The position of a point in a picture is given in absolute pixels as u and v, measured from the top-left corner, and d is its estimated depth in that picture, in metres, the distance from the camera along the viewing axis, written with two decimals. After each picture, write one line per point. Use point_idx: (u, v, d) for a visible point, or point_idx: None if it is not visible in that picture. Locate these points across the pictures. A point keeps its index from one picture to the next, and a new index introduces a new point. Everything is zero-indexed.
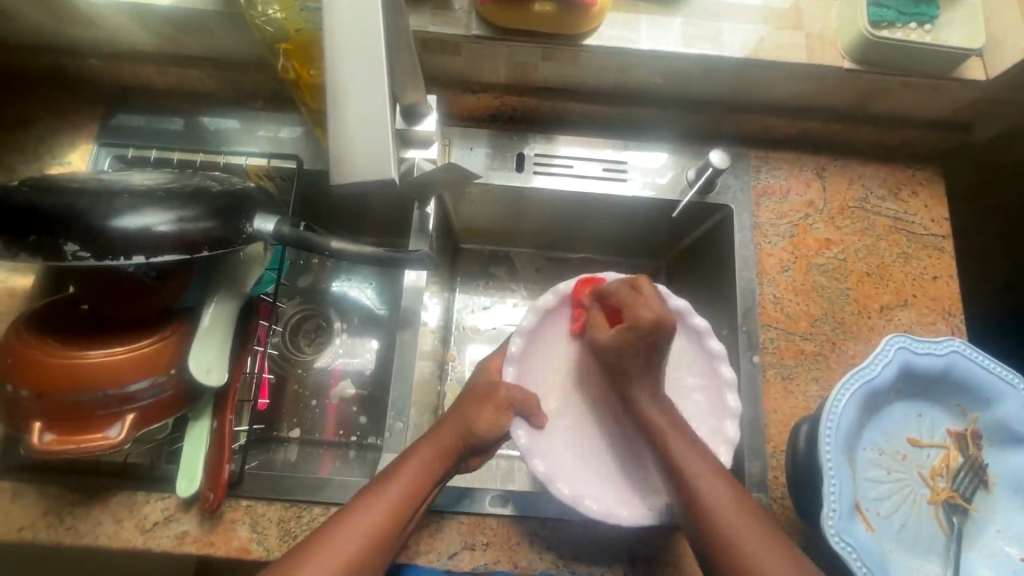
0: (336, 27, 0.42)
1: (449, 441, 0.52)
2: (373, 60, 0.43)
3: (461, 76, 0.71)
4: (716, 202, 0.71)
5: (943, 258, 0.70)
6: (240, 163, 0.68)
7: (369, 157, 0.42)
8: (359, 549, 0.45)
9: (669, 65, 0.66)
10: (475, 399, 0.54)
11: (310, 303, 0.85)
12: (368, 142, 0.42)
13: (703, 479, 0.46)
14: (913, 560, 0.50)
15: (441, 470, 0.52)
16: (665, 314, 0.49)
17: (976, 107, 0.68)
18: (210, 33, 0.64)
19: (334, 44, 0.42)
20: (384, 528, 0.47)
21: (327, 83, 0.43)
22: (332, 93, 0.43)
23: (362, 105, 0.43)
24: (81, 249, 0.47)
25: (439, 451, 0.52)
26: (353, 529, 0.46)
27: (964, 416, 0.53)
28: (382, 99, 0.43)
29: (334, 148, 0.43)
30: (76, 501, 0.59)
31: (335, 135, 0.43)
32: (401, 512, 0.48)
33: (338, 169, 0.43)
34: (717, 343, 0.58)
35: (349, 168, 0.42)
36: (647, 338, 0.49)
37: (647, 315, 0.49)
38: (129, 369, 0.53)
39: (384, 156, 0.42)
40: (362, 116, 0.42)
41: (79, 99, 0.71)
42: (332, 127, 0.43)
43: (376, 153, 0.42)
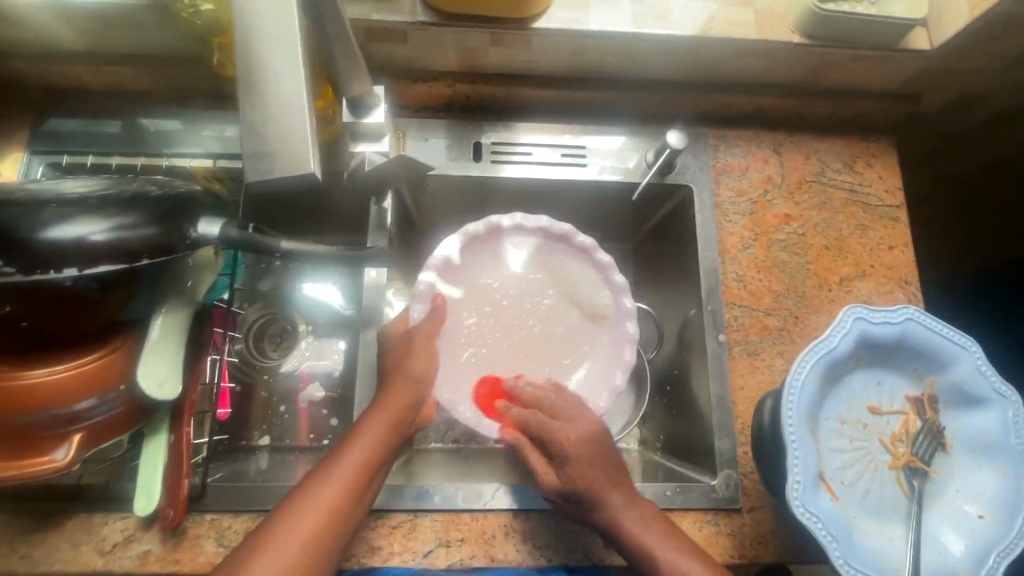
0: (253, 25, 0.41)
1: (401, 405, 0.55)
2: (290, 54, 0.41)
3: (415, 63, 0.68)
4: (676, 183, 0.71)
5: (897, 228, 0.71)
6: (184, 166, 0.66)
7: (290, 149, 0.41)
8: (329, 509, 0.48)
9: (622, 47, 0.65)
10: (399, 356, 0.58)
11: (272, 307, 0.83)
12: (290, 135, 0.41)
13: (631, 511, 0.53)
14: (876, 525, 0.51)
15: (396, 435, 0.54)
16: (599, 426, 0.57)
17: (923, 77, 0.69)
18: (140, 28, 0.61)
19: (251, 42, 0.41)
20: (345, 496, 0.49)
21: (246, 81, 0.41)
22: (251, 91, 0.41)
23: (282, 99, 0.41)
24: (6, 265, 0.45)
25: (394, 415, 0.54)
26: (307, 511, 0.47)
27: (921, 380, 0.55)
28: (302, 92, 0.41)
29: (254, 145, 0.41)
30: (28, 528, 0.56)
31: (254, 132, 0.41)
32: (362, 478, 0.50)
33: (256, 166, 0.41)
34: (582, 238, 0.68)
35: (269, 164, 0.40)
36: (595, 446, 0.55)
37: (587, 428, 0.56)
38: (72, 386, 0.50)
39: (307, 148, 0.41)
40: (282, 112, 0.41)
41: (5, 104, 0.67)
42: (253, 126, 0.41)
43: (297, 146, 0.41)
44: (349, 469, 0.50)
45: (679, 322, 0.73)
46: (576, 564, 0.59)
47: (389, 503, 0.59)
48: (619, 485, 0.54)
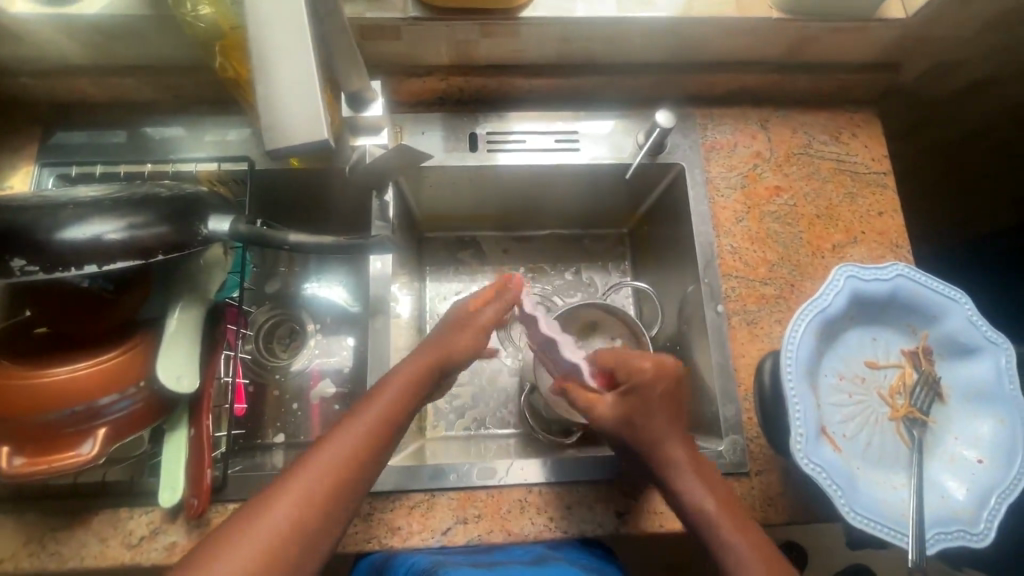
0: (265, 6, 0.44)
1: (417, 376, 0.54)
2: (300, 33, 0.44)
3: (405, 61, 0.70)
4: (667, 162, 0.73)
5: (885, 194, 0.73)
6: (190, 170, 0.68)
7: (302, 122, 0.43)
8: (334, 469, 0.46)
9: (607, 33, 0.67)
10: (455, 328, 0.58)
11: (280, 308, 0.84)
12: (301, 109, 0.43)
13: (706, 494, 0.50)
14: (880, 475, 0.52)
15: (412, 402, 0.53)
16: (661, 361, 0.54)
17: (901, 46, 0.71)
18: (142, 39, 0.63)
19: (264, 21, 0.44)
20: (343, 475, 0.46)
21: (261, 57, 0.44)
22: (266, 66, 0.44)
23: (294, 76, 0.44)
24: (30, 263, 0.47)
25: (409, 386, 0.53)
26: (312, 473, 0.46)
27: (915, 335, 0.56)
28: (313, 70, 0.44)
29: (269, 118, 0.44)
30: (57, 525, 0.58)
31: (268, 106, 0.44)
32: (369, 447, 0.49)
33: (272, 138, 0.44)
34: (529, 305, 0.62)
35: (284, 133, 0.43)
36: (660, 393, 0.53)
37: (647, 366, 0.53)
38: (95, 382, 0.52)
39: (317, 122, 0.43)
40: (292, 82, 0.44)
41: (14, 120, 0.69)
42: (267, 100, 0.44)
43: (307, 119, 0.43)
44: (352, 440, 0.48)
45: (678, 298, 0.74)
46: (590, 534, 0.60)
47: (405, 484, 0.60)
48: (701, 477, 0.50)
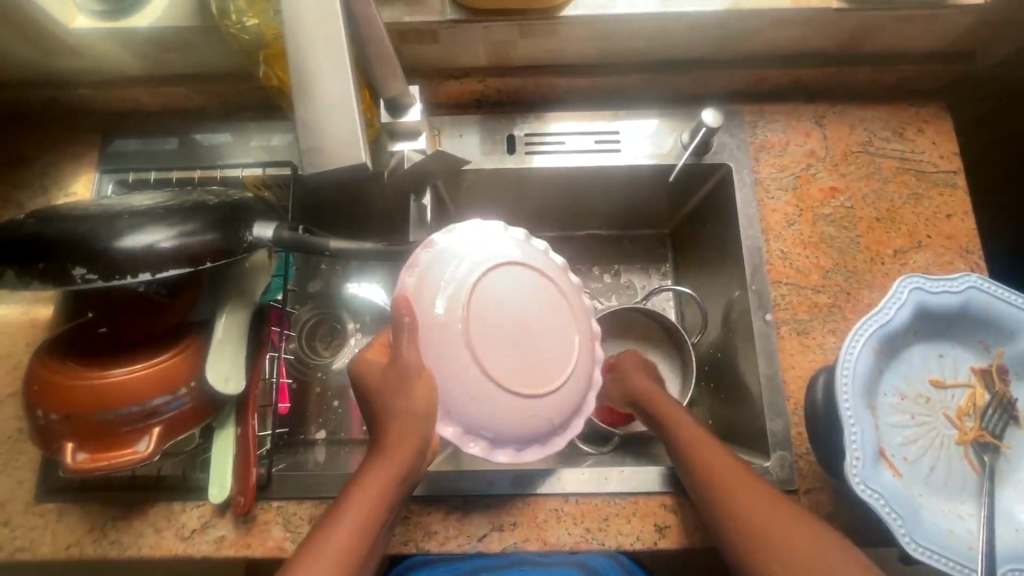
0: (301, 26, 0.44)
1: (404, 450, 0.48)
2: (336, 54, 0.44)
3: (442, 62, 0.69)
4: (713, 162, 0.70)
5: (955, 195, 0.68)
6: (237, 176, 0.70)
7: (341, 140, 0.44)
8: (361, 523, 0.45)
9: (650, 29, 0.65)
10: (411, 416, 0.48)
11: (322, 308, 0.86)
12: (338, 129, 0.44)
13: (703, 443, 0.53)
14: (944, 503, 0.48)
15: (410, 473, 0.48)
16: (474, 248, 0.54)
17: (978, 33, 0.65)
18: (191, 48, 0.65)
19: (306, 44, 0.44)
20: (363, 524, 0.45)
21: (305, 79, 0.44)
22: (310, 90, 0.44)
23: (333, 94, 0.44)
24: (89, 271, 0.49)
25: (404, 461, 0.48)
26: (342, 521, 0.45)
27: (988, 352, 0.52)
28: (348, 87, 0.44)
29: (317, 141, 0.44)
30: (117, 516, 0.61)
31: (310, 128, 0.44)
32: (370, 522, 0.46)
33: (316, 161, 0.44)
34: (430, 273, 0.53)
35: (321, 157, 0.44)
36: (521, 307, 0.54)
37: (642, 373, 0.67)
38: (149, 383, 0.55)
39: (353, 141, 0.44)
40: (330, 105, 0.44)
41: (77, 129, 0.73)
42: (311, 124, 0.44)
43: (345, 139, 0.44)
44: (358, 517, 0.46)
45: (725, 304, 0.71)
46: (628, 546, 0.59)
47: (441, 489, 0.60)
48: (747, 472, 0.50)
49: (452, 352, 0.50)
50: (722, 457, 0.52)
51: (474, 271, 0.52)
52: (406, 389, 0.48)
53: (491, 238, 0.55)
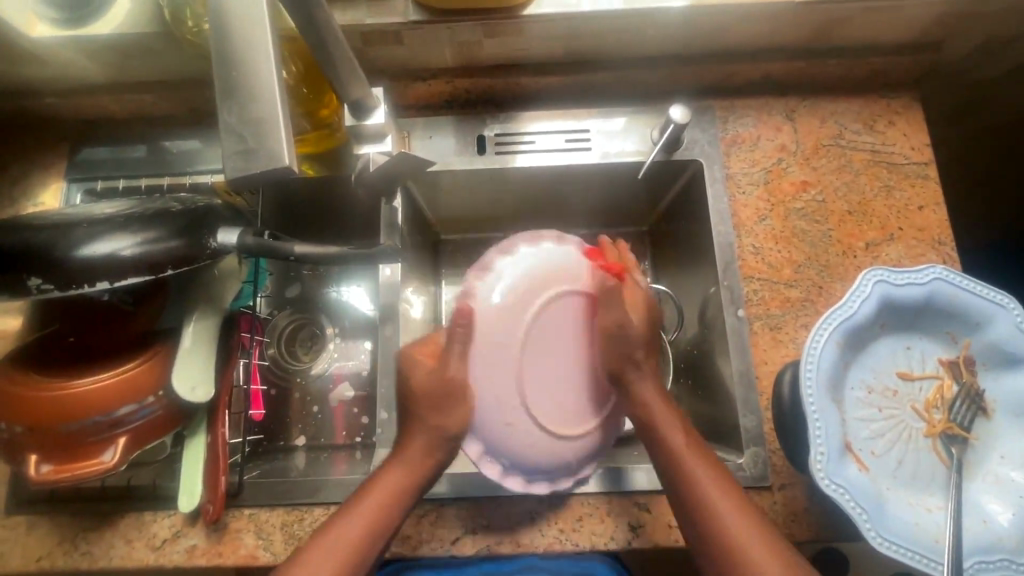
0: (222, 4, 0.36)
1: (424, 445, 0.52)
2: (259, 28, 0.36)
3: (410, 64, 0.69)
4: (684, 159, 0.69)
5: (926, 186, 0.67)
6: (206, 182, 0.70)
7: (268, 137, 0.35)
8: (376, 517, 0.49)
9: (615, 26, 0.64)
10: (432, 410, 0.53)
11: (301, 312, 0.85)
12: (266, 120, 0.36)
13: (699, 461, 0.49)
14: (911, 496, 0.48)
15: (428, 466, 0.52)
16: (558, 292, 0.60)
17: (944, 24, 0.65)
18: (154, 55, 0.64)
19: (225, 19, 0.36)
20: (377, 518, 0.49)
21: (224, 64, 0.36)
22: (229, 74, 0.36)
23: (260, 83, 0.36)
24: (46, 281, 0.49)
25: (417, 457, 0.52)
26: (359, 511, 0.49)
27: (955, 343, 0.52)
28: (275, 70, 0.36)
29: (244, 139, 0.36)
30: (87, 527, 0.61)
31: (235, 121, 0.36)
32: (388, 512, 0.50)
33: (242, 164, 0.35)
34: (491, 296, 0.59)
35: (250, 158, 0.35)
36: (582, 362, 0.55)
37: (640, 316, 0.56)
38: (115, 393, 0.54)
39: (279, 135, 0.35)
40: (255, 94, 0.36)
41: (45, 138, 0.72)
42: (235, 117, 0.36)
43: (268, 128, 0.35)
44: (375, 505, 0.50)
45: (699, 300, 0.71)
46: (601, 547, 0.59)
47: None
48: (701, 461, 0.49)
49: (499, 378, 0.57)
50: (711, 475, 0.49)
51: (529, 297, 0.59)
52: (449, 407, 0.54)
53: (531, 259, 0.61)
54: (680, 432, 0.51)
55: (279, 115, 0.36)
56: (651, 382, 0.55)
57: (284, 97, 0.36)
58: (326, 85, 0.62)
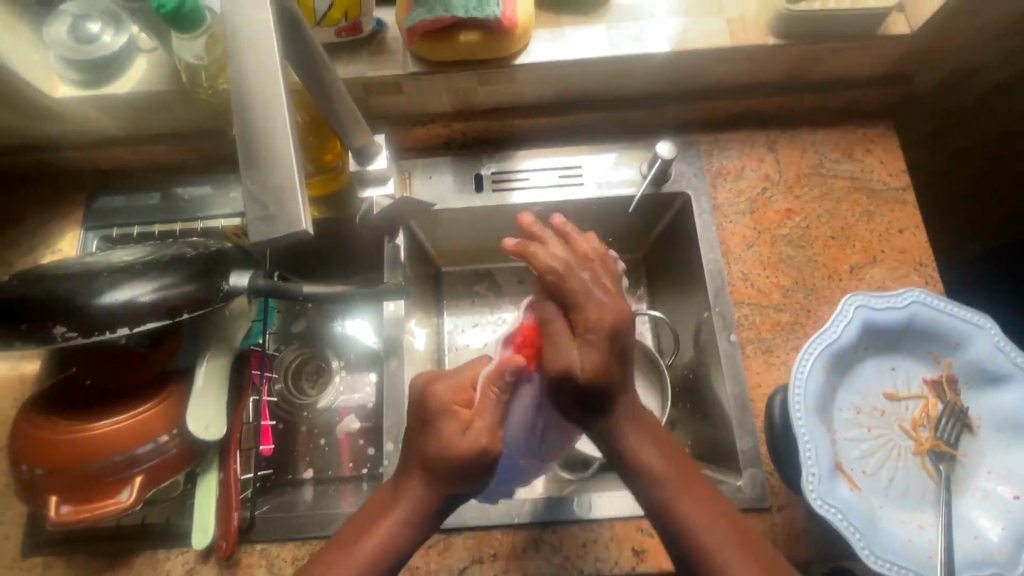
0: (237, 72, 0.40)
1: (425, 496, 0.47)
2: (272, 97, 0.39)
3: (409, 110, 0.73)
4: (672, 191, 0.73)
5: (906, 211, 0.71)
6: (216, 226, 0.73)
7: (284, 193, 0.38)
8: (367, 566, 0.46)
9: (602, 70, 0.68)
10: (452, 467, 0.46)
11: (307, 347, 0.87)
12: (281, 175, 0.39)
13: (656, 457, 0.49)
14: (904, 514, 0.50)
15: (436, 502, 0.47)
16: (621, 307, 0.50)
17: (911, 58, 0.69)
18: (168, 109, 0.68)
19: (242, 92, 0.39)
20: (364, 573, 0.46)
21: (241, 127, 0.39)
22: (248, 139, 0.39)
23: (272, 139, 0.39)
24: (69, 328, 0.51)
25: (420, 498, 0.47)
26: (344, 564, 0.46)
27: (938, 363, 0.54)
28: (288, 128, 0.39)
29: (265, 205, 0.39)
30: (102, 567, 0.62)
31: (256, 182, 0.39)
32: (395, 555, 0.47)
33: (262, 226, 0.38)
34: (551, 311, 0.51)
35: (271, 216, 0.38)
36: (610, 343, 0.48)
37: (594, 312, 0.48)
38: (131, 433, 0.56)
39: (296, 190, 0.38)
40: (269, 151, 0.39)
41: (63, 189, 0.76)
42: (256, 182, 0.39)
43: (285, 193, 0.38)
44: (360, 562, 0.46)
45: (694, 325, 0.73)
46: (607, 573, 0.60)
47: None
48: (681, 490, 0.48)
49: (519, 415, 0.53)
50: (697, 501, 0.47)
51: None
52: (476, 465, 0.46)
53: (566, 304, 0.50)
54: (658, 454, 0.49)
55: (296, 180, 0.39)
56: (636, 428, 0.50)
57: (300, 160, 0.39)
58: (331, 133, 0.66)
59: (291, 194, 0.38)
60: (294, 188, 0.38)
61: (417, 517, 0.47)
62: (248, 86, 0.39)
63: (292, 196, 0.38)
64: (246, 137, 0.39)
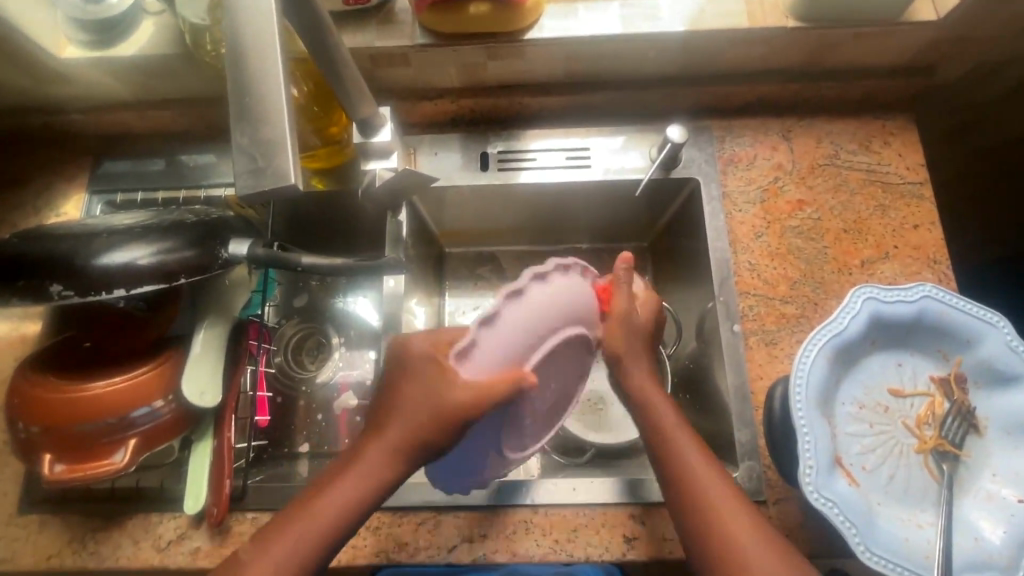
0: (236, 29, 0.39)
1: (388, 450, 0.46)
2: (271, 52, 0.38)
3: (416, 84, 0.72)
4: (681, 177, 0.71)
5: (922, 206, 0.68)
6: (219, 195, 0.73)
7: (274, 153, 0.38)
8: (322, 526, 0.44)
9: (614, 49, 0.67)
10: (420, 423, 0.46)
11: (307, 322, 0.87)
12: (275, 135, 0.38)
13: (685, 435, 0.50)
14: (902, 512, 0.49)
15: (391, 473, 0.46)
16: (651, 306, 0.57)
17: (937, 47, 0.67)
18: (174, 75, 0.68)
19: (241, 48, 0.39)
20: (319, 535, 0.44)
21: (237, 85, 0.39)
22: (243, 97, 0.38)
23: (267, 98, 0.38)
24: (66, 288, 0.51)
25: (379, 462, 0.46)
26: (290, 529, 0.44)
27: (947, 361, 0.53)
28: (284, 88, 0.38)
29: (255, 159, 0.38)
30: (96, 527, 0.62)
31: (248, 139, 0.38)
32: (348, 516, 0.45)
33: (250, 182, 0.38)
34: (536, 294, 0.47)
35: (260, 174, 0.38)
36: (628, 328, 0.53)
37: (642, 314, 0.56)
38: (127, 396, 0.56)
39: (285, 149, 0.38)
40: (264, 109, 0.38)
41: (69, 152, 0.76)
42: (246, 139, 0.38)
43: (275, 148, 0.38)
44: (315, 520, 0.44)
45: (698, 315, 0.72)
46: (596, 558, 0.59)
47: (412, 500, 0.61)
48: (694, 456, 0.49)
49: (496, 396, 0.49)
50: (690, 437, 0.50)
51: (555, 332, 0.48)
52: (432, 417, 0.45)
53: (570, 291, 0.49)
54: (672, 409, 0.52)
55: (288, 137, 0.38)
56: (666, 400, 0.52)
57: (295, 122, 0.38)
58: (338, 103, 0.65)
59: (281, 154, 0.38)
60: (285, 147, 0.37)
61: (379, 480, 0.46)
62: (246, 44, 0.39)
63: (281, 155, 0.38)
64: (240, 93, 0.39)
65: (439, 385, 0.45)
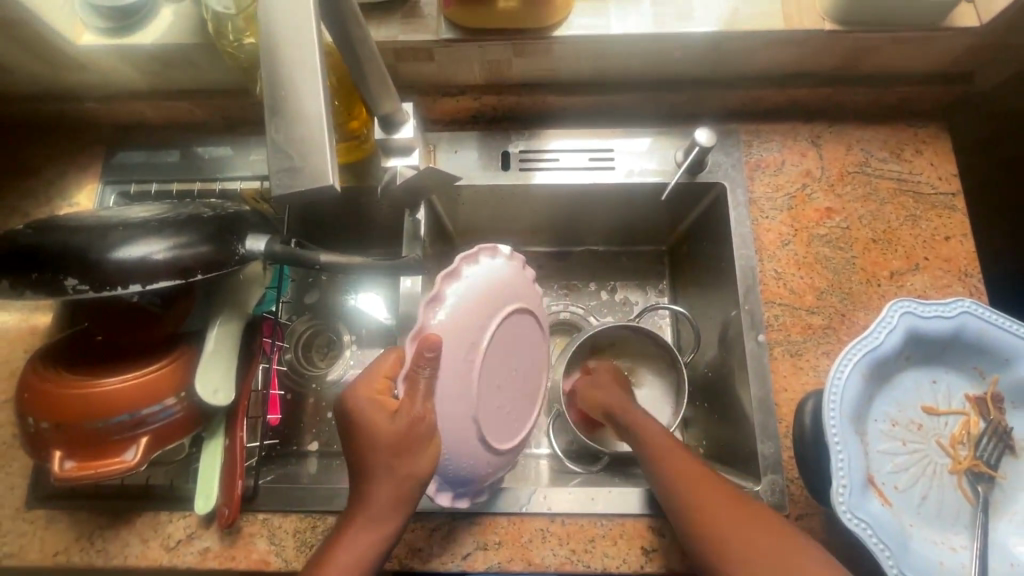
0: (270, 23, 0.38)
1: (386, 499, 0.47)
2: (306, 49, 0.37)
3: (438, 79, 0.70)
4: (707, 181, 0.70)
5: (953, 217, 0.67)
6: (234, 189, 0.71)
7: (309, 153, 0.37)
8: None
9: (643, 49, 0.65)
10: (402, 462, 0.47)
11: (318, 319, 0.86)
12: (308, 133, 0.37)
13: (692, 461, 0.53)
14: (935, 534, 0.47)
15: (392, 521, 0.47)
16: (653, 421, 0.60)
17: (975, 54, 0.65)
18: (192, 65, 0.66)
19: (274, 42, 0.38)
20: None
21: (270, 81, 0.38)
22: (276, 94, 0.38)
23: (301, 96, 0.37)
24: (81, 282, 0.50)
25: (377, 512, 0.47)
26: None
27: (983, 379, 0.51)
28: (319, 85, 0.37)
29: (289, 157, 0.38)
30: (104, 524, 0.61)
31: (281, 137, 0.37)
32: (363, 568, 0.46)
33: (286, 181, 0.37)
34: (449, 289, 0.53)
35: (295, 173, 0.37)
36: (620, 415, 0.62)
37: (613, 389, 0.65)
38: (138, 393, 0.55)
39: (321, 149, 0.37)
40: (297, 107, 0.37)
41: (82, 141, 0.74)
42: (281, 136, 0.37)
43: (310, 147, 0.37)
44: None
45: (720, 323, 0.70)
46: (613, 570, 0.58)
47: (425, 506, 0.60)
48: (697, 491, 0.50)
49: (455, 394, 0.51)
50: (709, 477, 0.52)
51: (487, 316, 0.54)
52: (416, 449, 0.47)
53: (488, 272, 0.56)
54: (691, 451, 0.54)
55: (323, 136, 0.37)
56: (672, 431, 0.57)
57: (327, 119, 0.37)
58: (359, 99, 0.64)
59: (316, 153, 0.37)
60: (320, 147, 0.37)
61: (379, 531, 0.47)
62: (280, 40, 0.37)
63: (316, 155, 0.37)
64: (274, 89, 0.38)
65: (375, 420, 0.47)
